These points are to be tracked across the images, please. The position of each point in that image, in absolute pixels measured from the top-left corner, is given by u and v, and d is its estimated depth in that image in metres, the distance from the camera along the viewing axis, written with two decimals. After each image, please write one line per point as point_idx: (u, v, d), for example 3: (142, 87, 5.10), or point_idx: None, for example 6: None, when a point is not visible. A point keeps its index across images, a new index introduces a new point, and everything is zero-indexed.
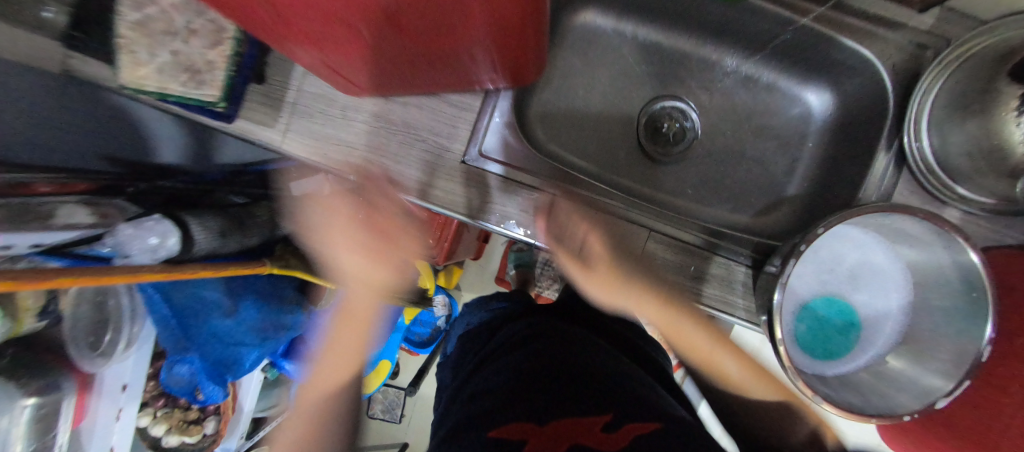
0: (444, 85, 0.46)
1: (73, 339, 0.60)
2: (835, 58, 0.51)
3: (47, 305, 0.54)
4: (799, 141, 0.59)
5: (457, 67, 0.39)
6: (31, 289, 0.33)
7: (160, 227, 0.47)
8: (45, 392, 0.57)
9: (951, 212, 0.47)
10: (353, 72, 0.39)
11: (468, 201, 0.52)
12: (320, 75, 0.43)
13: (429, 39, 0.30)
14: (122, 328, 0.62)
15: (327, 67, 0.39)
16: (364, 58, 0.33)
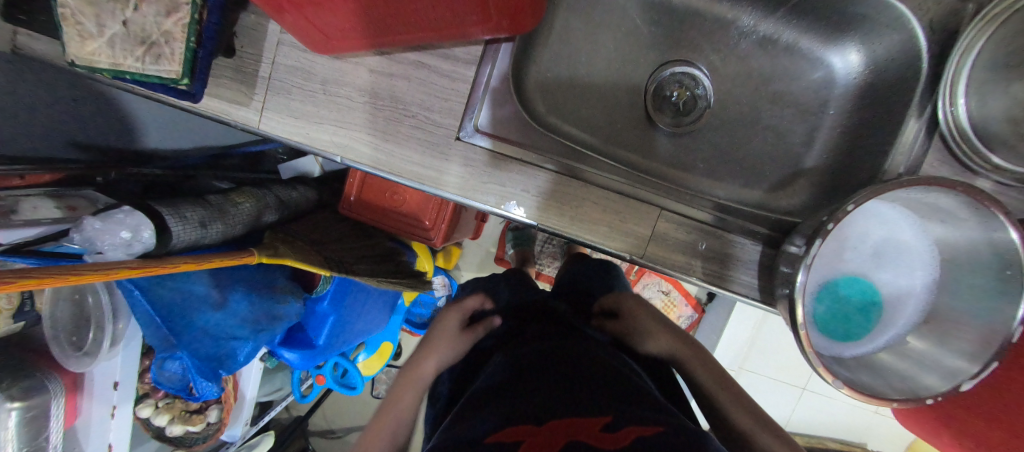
0: (437, 35, 0.40)
1: (54, 339, 0.59)
2: (866, 12, 0.46)
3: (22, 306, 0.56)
4: (819, 107, 0.55)
5: (447, 6, 0.33)
6: None
7: (131, 220, 0.43)
8: (30, 394, 0.58)
9: (982, 182, 0.43)
10: (326, 16, 0.34)
11: (464, 181, 0.49)
12: (296, 30, 0.38)
13: None
14: (104, 326, 0.58)
15: (298, 15, 0.34)
16: None
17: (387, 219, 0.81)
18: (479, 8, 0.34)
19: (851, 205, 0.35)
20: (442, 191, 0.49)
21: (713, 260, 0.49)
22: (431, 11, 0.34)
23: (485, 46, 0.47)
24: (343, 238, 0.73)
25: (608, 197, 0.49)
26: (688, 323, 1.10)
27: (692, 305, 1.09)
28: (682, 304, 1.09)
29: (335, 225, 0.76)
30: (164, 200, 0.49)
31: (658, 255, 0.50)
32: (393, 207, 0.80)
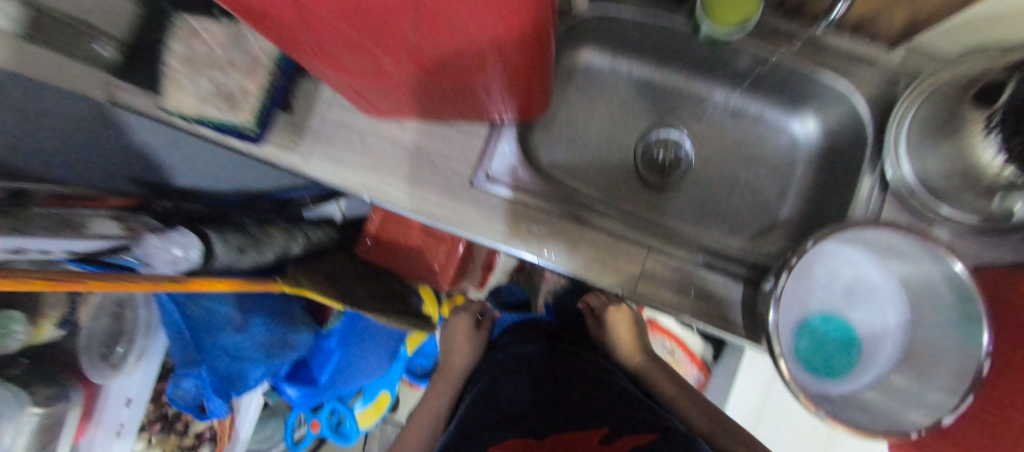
0: (459, 114, 0.51)
1: (87, 349, 0.68)
2: (817, 88, 0.55)
3: (68, 316, 0.64)
4: (789, 167, 0.63)
5: (469, 99, 0.45)
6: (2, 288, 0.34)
7: (184, 240, 0.51)
8: (52, 401, 0.63)
9: (940, 231, 0.48)
10: (378, 96, 0.45)
11: (475, 220, 0.56)
12: (343, 94, 0.48)
13: (442, 72, 0.36)
14: (134, 340, 0.72)
15: (354, 91, 0.46)
16: (390, 80, 0.39)
17: (398, 262, 0.86)
18: (495, 101, 0.45)
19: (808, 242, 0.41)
20: (456, 227, 0.56)
21: (695, 298, 0.52)
22: (456, 101, 0.45)
23: (491, 125, 0.56)
24: (357, 278, 0.78)
25: (601, 239, 0.55)
26: (694, 384, 1.07)
27: (698, 365, 1.07)
28: (687, 364, 1.07)
29: (350, 265, 0.81)
30: (211, 226, 0.56)
31: (648, 292, 0.54)
32: (405, 251, 0.85)
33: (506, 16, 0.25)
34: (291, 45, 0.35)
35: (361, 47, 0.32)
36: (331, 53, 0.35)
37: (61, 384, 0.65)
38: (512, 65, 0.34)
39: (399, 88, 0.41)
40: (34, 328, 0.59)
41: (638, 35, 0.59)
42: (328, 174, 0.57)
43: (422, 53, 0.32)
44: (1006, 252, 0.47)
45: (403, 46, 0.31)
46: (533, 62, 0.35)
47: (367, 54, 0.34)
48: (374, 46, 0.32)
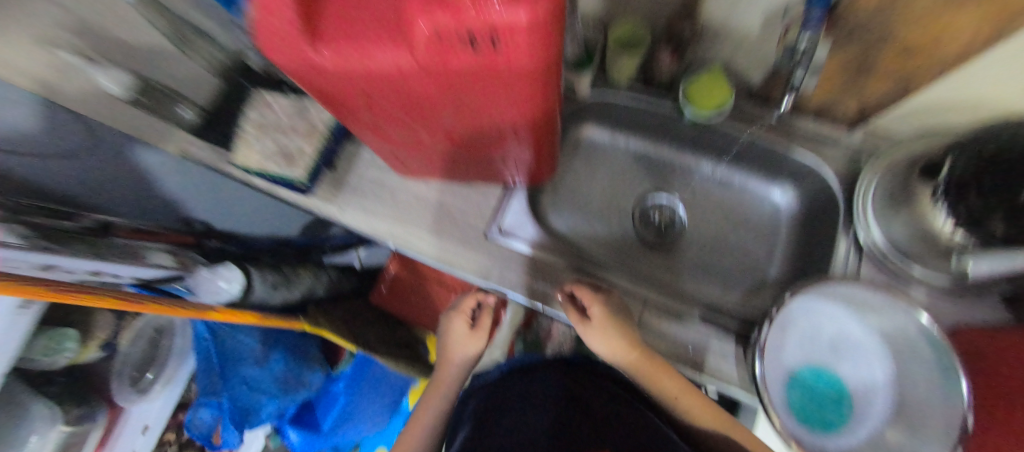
0: (478, 176, 0.60)
1: (119, 374, 0.91)
2: (789, 163, 0.63)
3: (108, 339, 0.82)
4: (774, 230, 0.69)
5: (488, 165, 0.53)
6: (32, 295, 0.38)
7: (229, 274, 0.58)
8: (81, 421, 0.81)
9: (917, 291, 0.53)
10: (412, 160, 0.54)
11: (488, 268, 0.61)
12: (381, 157, 0.57)
13: (468, 141, 0.45)
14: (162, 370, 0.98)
15: (393, 156, 0.55)
16: (425, 147, 0.48)
17: (411, 310, 0.91)
18: (510, 167, 0.53)
19: (788, 292, 0.47)
20: (469, 274, 0.62)
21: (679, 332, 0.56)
22: (478, 166, 0.54)
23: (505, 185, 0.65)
24: (373, 323, 0.83)
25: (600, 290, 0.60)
26: None
27: None
28: None
29: (365, 310, 0.86)
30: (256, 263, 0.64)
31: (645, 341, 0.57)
32: (418, 299, 0.90)
33: (520, 102, 0.34)
34: (351, 122, 0.45)
35: (407, 121, 0.41)
36: (380, 127, 0.44)
37: (90, 404, 0.85)
38: (526, 139, 0.43)
39: (431, 153, 0.50)
40: (81, 347, 0.76)
41: (632, 115, 0.68)
42: (362, 222, 0.65)
43: (455, 127, 0.41)
44: (981, 311, 0.51)
45: (438, 122, 0.40)
46: (544, 139, 0.44)
47: (410, 127, 0.43)
48: (417, 121, 0.41)
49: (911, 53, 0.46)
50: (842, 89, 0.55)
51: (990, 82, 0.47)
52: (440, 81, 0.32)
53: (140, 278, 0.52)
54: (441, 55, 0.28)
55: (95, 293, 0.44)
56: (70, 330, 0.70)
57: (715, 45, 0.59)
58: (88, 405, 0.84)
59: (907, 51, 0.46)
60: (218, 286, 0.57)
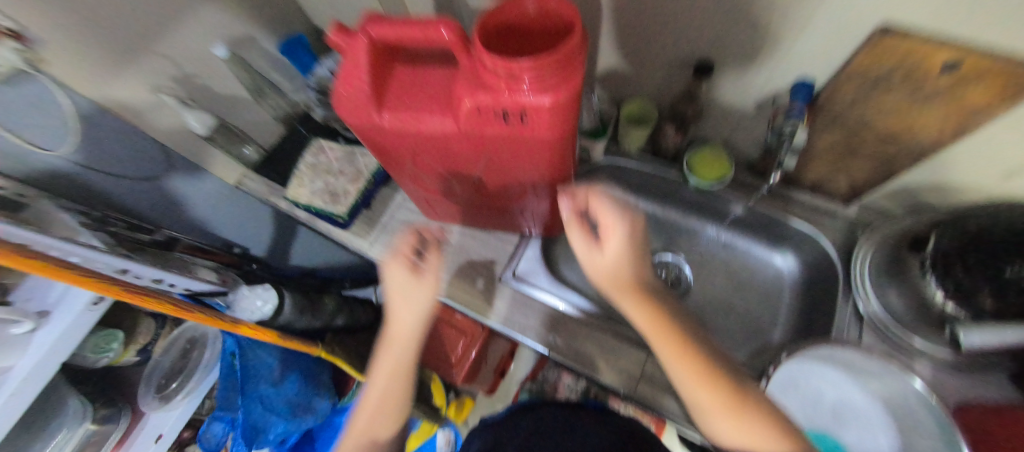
0: (497, 225, 0.66)
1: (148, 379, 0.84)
2: (789, 232, 0.67)
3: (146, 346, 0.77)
4: (777, 294, 0.71)
5: (507, 216, 0.60)
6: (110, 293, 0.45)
7: (265, 294, 0.67)
8: (103, 422, 0.74)
9: (922, 364, 0.53)
10: (441, 207, 0.62)
11: (500, 310, 0.65)
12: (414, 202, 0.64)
13: (492, 195, 0.52)
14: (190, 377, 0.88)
15: (425, 203, 0.62)
16: (454, 197, 0.56)
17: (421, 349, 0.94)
18: (526, 219, 0.60)
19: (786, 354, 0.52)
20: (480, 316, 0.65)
21: None
22: (498, 217, 0.61)
23: (522, 235, 0.71)
24: None
25: (606, 338, 0.62)
26: None
27: None
28: None
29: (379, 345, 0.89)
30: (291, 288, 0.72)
31: (647, 394, 0.58)
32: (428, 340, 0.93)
33: (540, 164, 0.42)
34: (394, 171, 0.53)
35: (443, 174, 0.49)
36: (419, 177, 0.52)
37: (115, 407, 0.77)
38: (542, 195, 0.50)
39: (459, 202, 0.57)
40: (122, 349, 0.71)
41: (641, 179, 0.75)
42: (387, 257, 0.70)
43: (483, 182, 0.48)
44: (999, 390, 0.50)
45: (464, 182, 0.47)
46: (558, 197, 0.51)
47: (444, 179, 0.50)
48: (452, 175, 0.48)
49: (888, 140, 0.52)
50: (829, 168, 0.61)
51: (960, 167, 0.52)
52: (474, 144, 0.40)
53: (189, 289, 0.59)
54: (479, 124, 0.36)
55: (155, 297, 0.51)
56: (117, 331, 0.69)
57: (713, 126, 0.67)
58: (114, 406, 0.77)
59: (887, 138, 0.52)
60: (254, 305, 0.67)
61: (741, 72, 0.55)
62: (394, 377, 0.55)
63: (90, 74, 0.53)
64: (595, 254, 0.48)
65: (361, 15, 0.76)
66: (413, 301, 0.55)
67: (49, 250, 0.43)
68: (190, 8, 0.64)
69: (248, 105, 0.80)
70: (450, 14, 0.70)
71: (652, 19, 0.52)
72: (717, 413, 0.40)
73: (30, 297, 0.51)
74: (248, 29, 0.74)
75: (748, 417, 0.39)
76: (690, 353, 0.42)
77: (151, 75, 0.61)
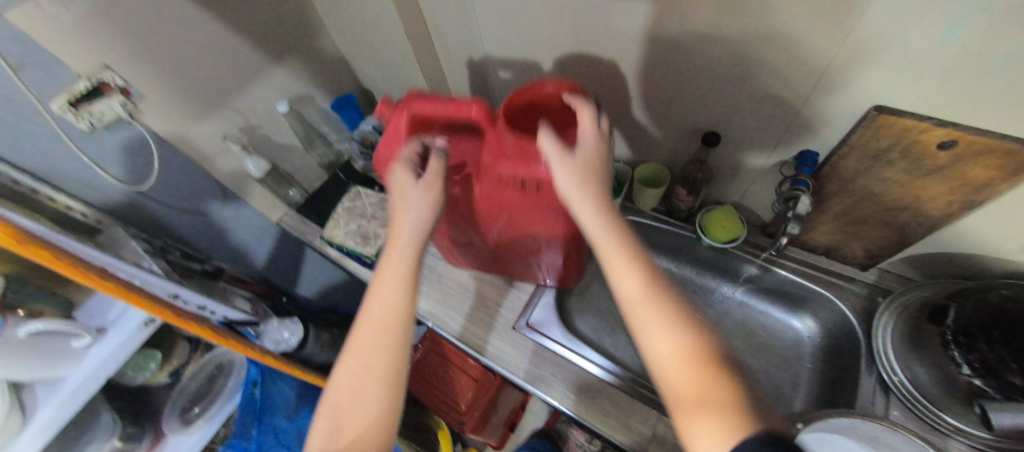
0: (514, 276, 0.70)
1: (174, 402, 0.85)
2: (807, 295, 0.67)
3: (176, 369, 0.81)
4: (797, 360, 0.69)
5: (523, 269, 0.64)
6: (164, 315, 0.50)
7: (292, 327, 0.75)
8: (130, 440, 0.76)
9: (957, 446, 0.49)
10: (462, 257, 0.67)
11: (511, 357, 0.66)
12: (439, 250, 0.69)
13: (509, 250, 0.57)
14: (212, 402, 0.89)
15: (448, 253, 0.67)
16: (474, 249, 0.61)
17: (431, 394, 0.93)
18: (542, 271, 0.64)
19: (801, 424, 0.50)
20: (496, 363, 0.66)
21: None
22: (514, 269, 0.65)
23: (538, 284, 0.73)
24: None
25: (616, 394, 0.61)
26: None
27: None
28: None
29: None
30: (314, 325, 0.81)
31: None
32: (439, 385, 0.92)
33: (553, 223, 0.47)
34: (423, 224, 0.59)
35: (464, 229, 0.54)
36: (443, 231, 0.58)
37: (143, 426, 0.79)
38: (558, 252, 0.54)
39: (478, 255, 0.63)
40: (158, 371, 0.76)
41: (656, 235, 0.77)
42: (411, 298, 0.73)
43: (499, 237, 0.53)
44: None
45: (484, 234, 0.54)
46: (571, 254, 0.55)
47: (466, 234, 0.56)
48: (473, 230, 0.54)
49: (896, 210, 0.54)
50: (842, 234, 0.62)
51: (978, 239, 0.52)
52: (496, 202, 0.46)
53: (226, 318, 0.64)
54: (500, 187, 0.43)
55: (201, 321, 0.56)
56: (155, 351, 0.74)
57: (725, 190, 0.71)
58: (141, 425, 0.79)
59: (897, 208, 0.54)
60: (280, 336, 0.74)
61: (748, 141, 0.59)
62: (392, 305, 0.42)
63: (175, 120, 0.65)
64: (561, 156, 0.38)
65: (405, 81, 0.87)
66: (414, 206, 0.43)
67: (116, 272, 0.49)
68: (265, 73, 0.76)
69: (298, 153, 0.91)
70: (484, 84, 0.79)
71: (660, 94, 0.59)
72: (669, 354, 0.34)
73: (94, 315, 0.57)
74: (309, 89, 0.86)
75: (691, 359, 0.34)
76: (637, 272, 0.38)
77: (223, 126, 0.73)
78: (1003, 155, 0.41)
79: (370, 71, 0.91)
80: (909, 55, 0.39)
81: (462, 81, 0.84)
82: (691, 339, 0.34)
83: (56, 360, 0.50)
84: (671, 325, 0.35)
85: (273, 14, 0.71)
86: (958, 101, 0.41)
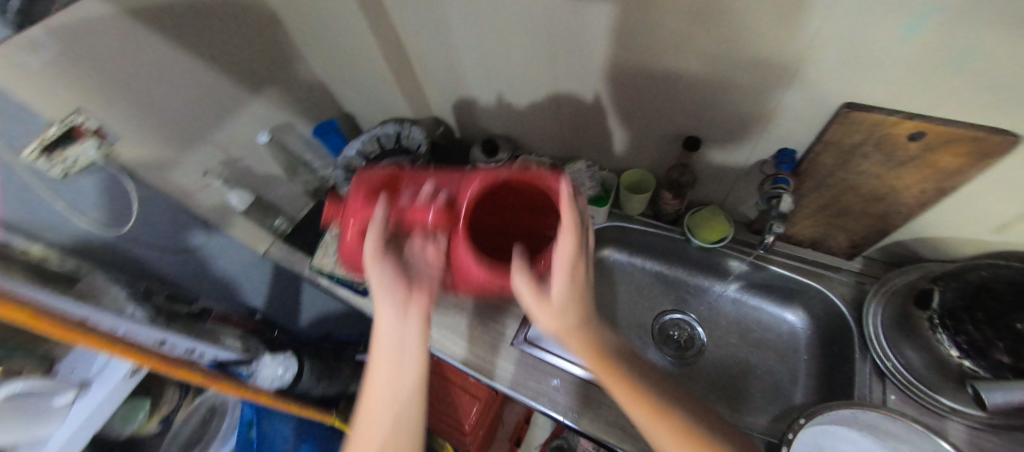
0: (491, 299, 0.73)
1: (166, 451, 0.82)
2: (796, 288, 0.69)
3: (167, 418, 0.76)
4: (793, 352, 0.70)
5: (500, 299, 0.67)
6: (150, 365, 0.48)
7: (285, 361, 0.73)
8: None
9: (953, 425, 0.51)
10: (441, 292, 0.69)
11: (513, 374, 0.65)
12: None
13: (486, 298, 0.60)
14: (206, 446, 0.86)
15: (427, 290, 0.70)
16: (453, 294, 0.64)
17: (433, 416, 0.91)
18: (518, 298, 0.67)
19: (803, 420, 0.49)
20: (496, 381, 0.65)
21: None
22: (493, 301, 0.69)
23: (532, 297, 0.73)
24: None
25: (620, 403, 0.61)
26: None
27: None
28: None
29: None
30: (309, 357, 0.78)
31: None
32: (440, 407, 0.91)
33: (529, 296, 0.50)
34: None
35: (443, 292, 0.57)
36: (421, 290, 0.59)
37: None
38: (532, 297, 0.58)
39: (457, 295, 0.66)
40: (147, 419, 0.71)
41: (645, 238, 0.78)
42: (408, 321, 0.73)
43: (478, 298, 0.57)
44: None
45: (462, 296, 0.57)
46: None
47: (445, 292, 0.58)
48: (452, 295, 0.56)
49: (875, 200, 0.56)
50: (826, 226, 0.63)
51: (954, 223, 0.54)
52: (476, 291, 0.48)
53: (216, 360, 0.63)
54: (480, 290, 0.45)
55: (189, 366, 0.54)
56: (144, 400, 0.70)
57: (709, 190, 0.72)
58: None
59: (874, 198, 0.55)
60: (274, 372, 0.72)
61: (727, 143, 0.61)
62: (395, 401, 0.43)
63: (156, 158, 0.64)
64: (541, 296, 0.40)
65: (386, 103, 0.87)
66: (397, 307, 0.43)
67: (99, 323, 0.48)
68: (246, 104, 0.76)
69: (282, 182, 0.90)
70: (466, 100, 0.80)
71: (639, 100, 0.60)
72: (646, 425, 0.41)
73: (75, 369, 0.55)
74: (290, 117, 0.86)
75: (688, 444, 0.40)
76: (624, 380, 0.43)
77: (204, 160, 0.72)
78: (969, 142, 0.43)
79: (351, 95, 0.91)
80: (871, 54, 0.41)
81: (444, 101, 0.85)
82: (660, 410, 0.42)
83: (33, 420, 0.48)
84: (641, 402, 0.42)
85: (252, 46, 0.71)
86: (920, 95, 0.43)
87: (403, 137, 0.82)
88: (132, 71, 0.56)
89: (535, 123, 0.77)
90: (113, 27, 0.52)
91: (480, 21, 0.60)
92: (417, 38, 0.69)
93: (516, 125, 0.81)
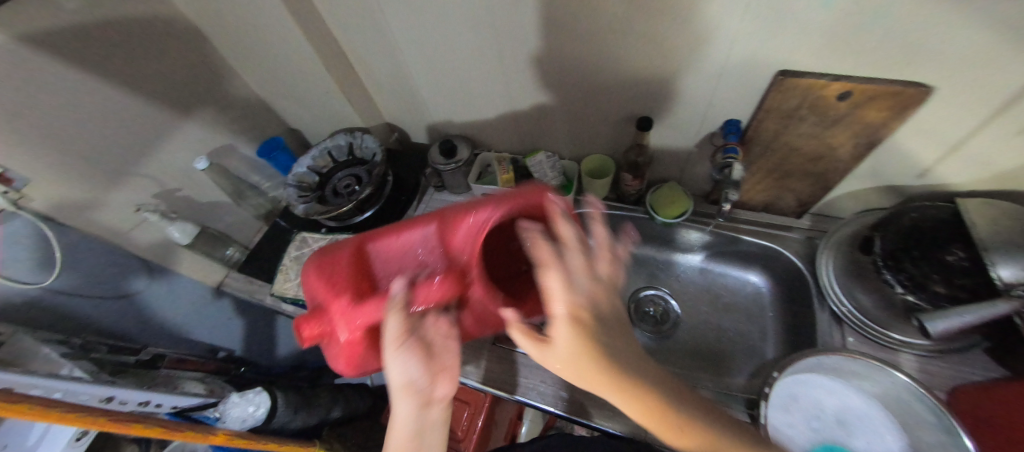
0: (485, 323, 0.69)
1: None
2: (755, 251, 0.73)
3: None
4: (760, 311, 0.74)
5: None
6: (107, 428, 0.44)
7: (257, 398, 0.70)
8: None
9: (906, 357, 0.56)
10: None
11: (499, 375, 0.64)
12: None
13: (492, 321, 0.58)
14: None
15: None
16: None
17: None
18: None
19: (778, 373, 0.52)
20: (483, 383, 0.63)
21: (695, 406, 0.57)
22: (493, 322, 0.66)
23: None
24: None
25: None
26: None
27: None
28: None
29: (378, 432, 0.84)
30: (284, 389, 0.76)
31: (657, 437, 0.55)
32: None
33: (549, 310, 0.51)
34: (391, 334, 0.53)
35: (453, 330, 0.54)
36: None
37: None
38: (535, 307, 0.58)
39: None
40: None
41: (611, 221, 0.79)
42: None
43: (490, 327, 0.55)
44: (977, 369, 0.54)
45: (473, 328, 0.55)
46: None
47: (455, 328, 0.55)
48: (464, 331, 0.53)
49: (815, 160, 0.59)
50: (775, 189, 0.67)
51: (887, 172, 0.59)
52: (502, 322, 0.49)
53: (176, 407, 0.61)
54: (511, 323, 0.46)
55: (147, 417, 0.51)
56: None
57: (665, 168, 0.74)
58: None
59: (814, 158, 0.59)
60: (245, 411, 0.68)
61: (675, 121, 0.63)
62: None
63: (79, 197, 0.58)
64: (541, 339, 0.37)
65: (332, 114, 0.83)
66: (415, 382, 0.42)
67: (35, 390, 0.43)
68: (178, 129, 0.70)
69: (230, 209, 0.84)
70: (417, 102, 0.78)
71: (587, 86, 0.61)
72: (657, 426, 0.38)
73: (8, 445, 0.48)
74: (231, 139, 0.80)
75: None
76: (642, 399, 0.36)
77: (135, 195, 0.66)
78: (890, 95, 0.47)
79: (293, 110, 0.86)
80: (797, 21, 0.43)
81: (394, 106, 0.82)
82: (671, 419, 0.37)
83: None
84: (640, 395, 0.36)
85: (179, 68, 0.68)
86: (842, 58, 0.46)
87: (356, 147, 0.79)
88: (38, 104, 0.51)
89: (489, 120, 0.77)
90: (10, 58, 0.47)
91: (420, 21, 0.59)
92: (358, 43, 0.67)
93: (472, 124, 0.79)
